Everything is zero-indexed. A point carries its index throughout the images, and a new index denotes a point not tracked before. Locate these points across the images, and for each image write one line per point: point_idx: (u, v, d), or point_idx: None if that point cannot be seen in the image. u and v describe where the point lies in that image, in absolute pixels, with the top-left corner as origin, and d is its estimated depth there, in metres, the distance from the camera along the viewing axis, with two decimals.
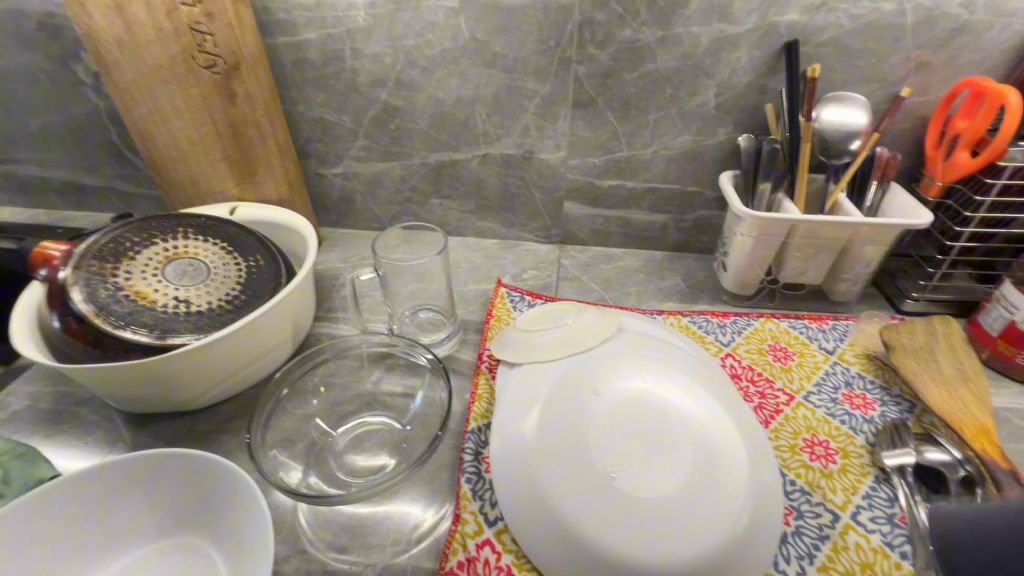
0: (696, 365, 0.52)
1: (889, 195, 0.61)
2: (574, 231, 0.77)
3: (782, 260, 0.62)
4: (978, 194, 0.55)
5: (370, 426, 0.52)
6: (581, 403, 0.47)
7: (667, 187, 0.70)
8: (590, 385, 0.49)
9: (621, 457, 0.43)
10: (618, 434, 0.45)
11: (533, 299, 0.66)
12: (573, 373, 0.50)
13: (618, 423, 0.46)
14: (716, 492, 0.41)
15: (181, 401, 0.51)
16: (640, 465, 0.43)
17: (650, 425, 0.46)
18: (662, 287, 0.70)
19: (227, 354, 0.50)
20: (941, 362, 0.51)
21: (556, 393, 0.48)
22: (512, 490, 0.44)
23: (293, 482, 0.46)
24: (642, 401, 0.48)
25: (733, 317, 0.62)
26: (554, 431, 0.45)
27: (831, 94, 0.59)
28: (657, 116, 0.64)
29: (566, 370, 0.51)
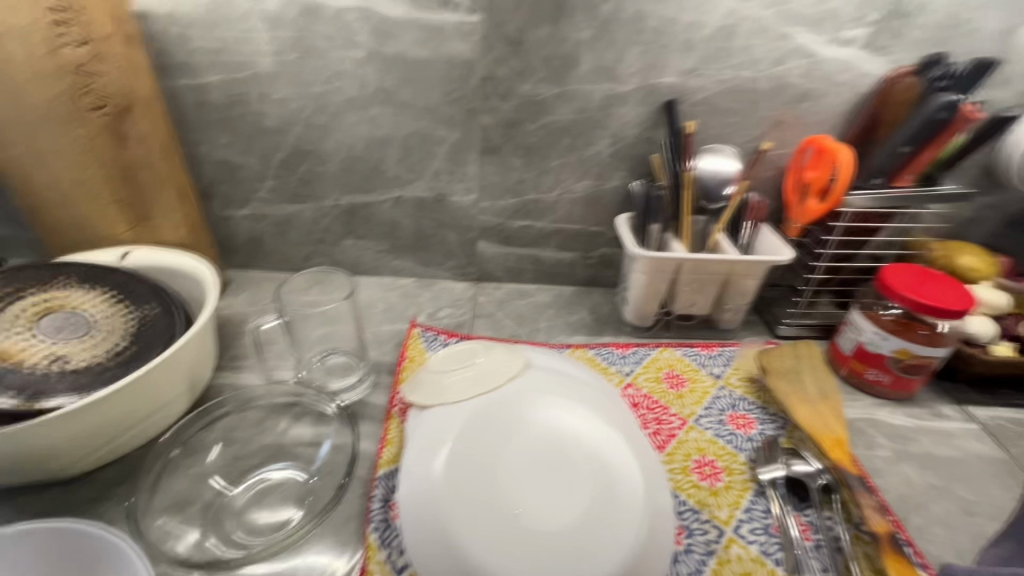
0: (598, 396, 0.55)
1: (760, 235, 0.69)
2: (488, 269, 0.80)
3: (674, 294, 0.68)
4: (826, 233, 0.64)
5: (272, 482, 0.50)
6: (489, 441, 0.49)
7: (572, 227, 0.75)
8: (497, 423, 0.51)
9: (526, 494, 0.45)
10: (525, 471, 0.47)
11: (448, 337, 0.67)
12: (481, 412, 0.51)
13: (524, 459, 0.48)
14: (614, 518, 0.44)
15: (58, 469, 0.47)
16: (545, 499, 0.45)
17: (555, 458, 0.48)
18: (572, 320, 0.74)
19: (111, 415, 0.46)
20: (806, 381, 0.58)
21: (465, 434, 0.49)
22: (419, 536, 0.44)
23: (184, 550, 0.44)
24: (548, 435, 0.50)
25: (634, 348, 0.68)
26: (462, 472, 0.46)
27: (705, 147, 0.67)
28: (559, 163, 0.69)
29: (475, 409, 0.52)
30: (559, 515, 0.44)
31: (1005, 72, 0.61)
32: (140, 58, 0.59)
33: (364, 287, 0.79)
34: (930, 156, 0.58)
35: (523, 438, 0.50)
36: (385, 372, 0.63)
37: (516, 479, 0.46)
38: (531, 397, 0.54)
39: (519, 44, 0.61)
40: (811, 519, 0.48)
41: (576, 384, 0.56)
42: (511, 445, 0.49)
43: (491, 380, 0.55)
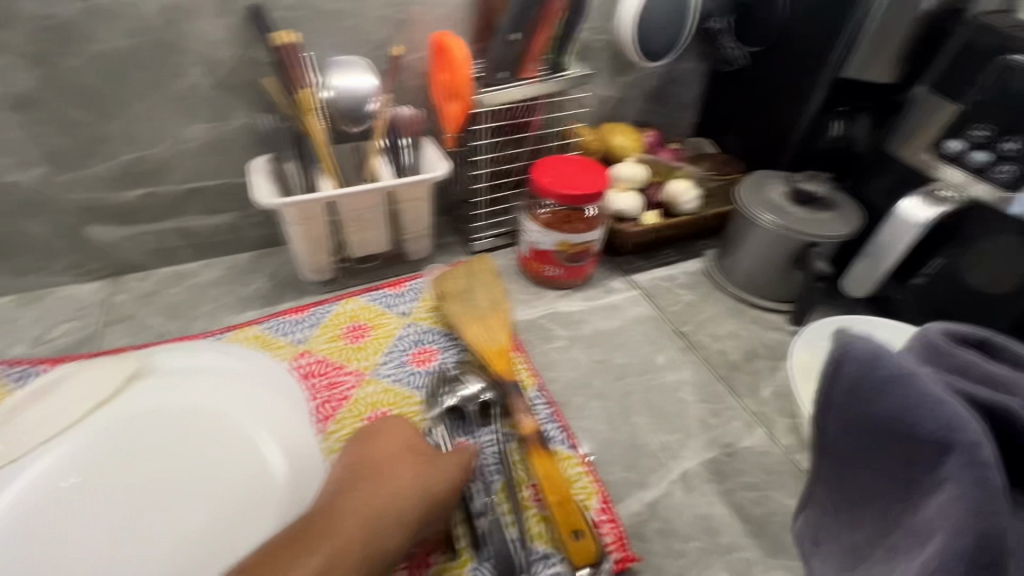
0: (238, 385, 0.49)
1: (422, 151, 0.63)
2: (123, 258, 0.63)
3: (344, 237, 0.61)
4: (476, 138, 0.62)
5: None
6: (83, 491, 0.41)
7: (211, 184, 0.61)
8: (97, 464, 0.42)
9: (130, 537, 0.39)
10: (133, 509, 0.40)
11: (51, 364, 0.51)
12: (72, 459, 0.42)
13: (131, 496, 0.41)
14: (245, 520, 0.41)
15: None
16: (157, 533, 0.39)
17: (172, 480, 0.42)
18: (245, 294, 0.63)
19: None
20: (477, 297, 0.57)
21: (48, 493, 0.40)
22: None
23: None
24: (168, 455, 0.43)
25: (311, 309, 0.59)
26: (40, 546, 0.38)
27: (328, 59, 0.57)
28: (147, 106, 0.54)
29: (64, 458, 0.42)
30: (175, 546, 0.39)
31: None
32: None
33: None
34: (541, 41, 0.57)
35: (133, 470, 0.42)
36: None
37: (119, 524, 0.40)
38: (148, 416, 0.45)
39: None
40: (476, 440, 0.47)
41: (213, 378, 0.49)
42: (115, 485, 0.41)
43: (84, 413, 0.45)
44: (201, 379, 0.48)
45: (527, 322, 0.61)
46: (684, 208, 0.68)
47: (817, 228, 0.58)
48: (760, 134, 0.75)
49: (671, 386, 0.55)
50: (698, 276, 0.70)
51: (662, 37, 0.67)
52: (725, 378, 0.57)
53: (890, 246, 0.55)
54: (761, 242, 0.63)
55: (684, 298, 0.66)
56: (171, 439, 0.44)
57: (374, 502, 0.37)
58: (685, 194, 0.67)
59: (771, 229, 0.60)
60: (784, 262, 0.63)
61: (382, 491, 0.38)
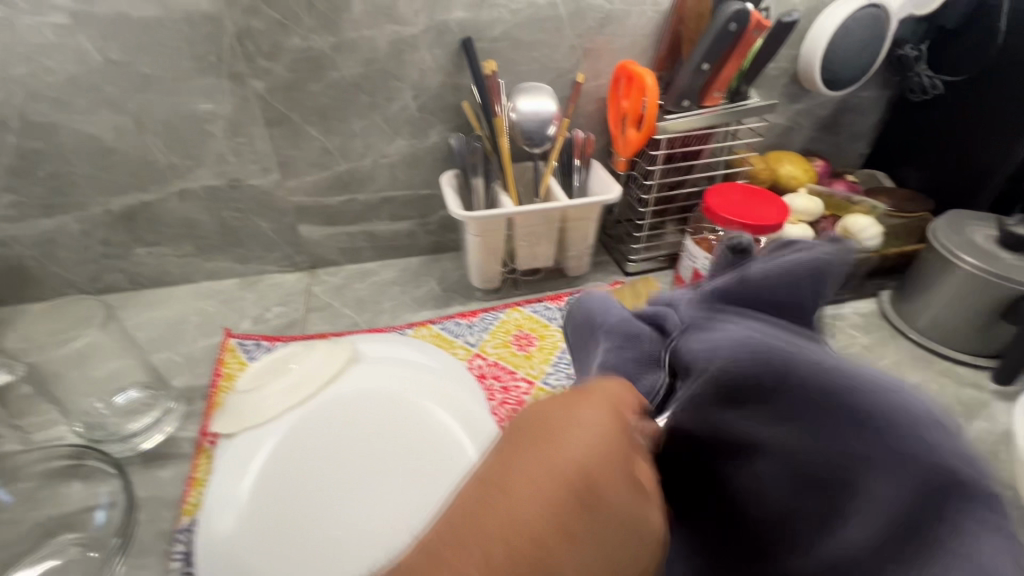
0: (428, 380, 0.52)
1: (591, 174, 0.66)
2: (320, 254, 0.72)
3: (515, 251, 0.65)
4: (651, 163, 0.63)
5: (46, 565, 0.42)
6: (308, 459, 0.45)
7: (400, 195, 0.68)
8: (315, 437, 0.46)
9: (344, 507, 0.42)
10: (345, 481, 0.44)
11: (271, 342, 0.59)
12: (297, 429, 0.47)
13: (346, 469, 0.44)
14: None
15: None
16: (366, 504, 0.42)
17: (380, 460, 0.45)
18: (418, 295, 0.69)
19: None
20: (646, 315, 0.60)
21: (276, 458, 0.45)
22: None
23: None
24: (373, 437, 0.47)
25: (481, 314, 0.64)
26: (274, 506, 0.42)
27: (519, 86, 0.61)
28: (364, 125, 0.61)
29: (291, 427, 0.47)
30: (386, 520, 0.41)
31: None
32: None
33: (175, 300, 0.68)
34: (730, 70, 0.57)
35: (345, 444, 0.46)
36: (198, 399, 0.55)
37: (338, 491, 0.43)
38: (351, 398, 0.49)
39: None
40: None
41: (403, 370, 0.53)
42: (332, 459, 0.45)
43: (304, 388, 0.49)
44: (395, 371, 0.52)
45: None
46: (865, 245, 0.64)
47: None
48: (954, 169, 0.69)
49: None
50: (872, 318, 0.66)
51: (853, 66, 0.64)
52: None
53: None
54: (957, 290, 0.57)
55: (858, 340, 0.63)
56: (376, 423, 0.48)
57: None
58: (866, 230, 0.63)
59: (975, 271, 0.55)
60: (987, 314, 0.57)
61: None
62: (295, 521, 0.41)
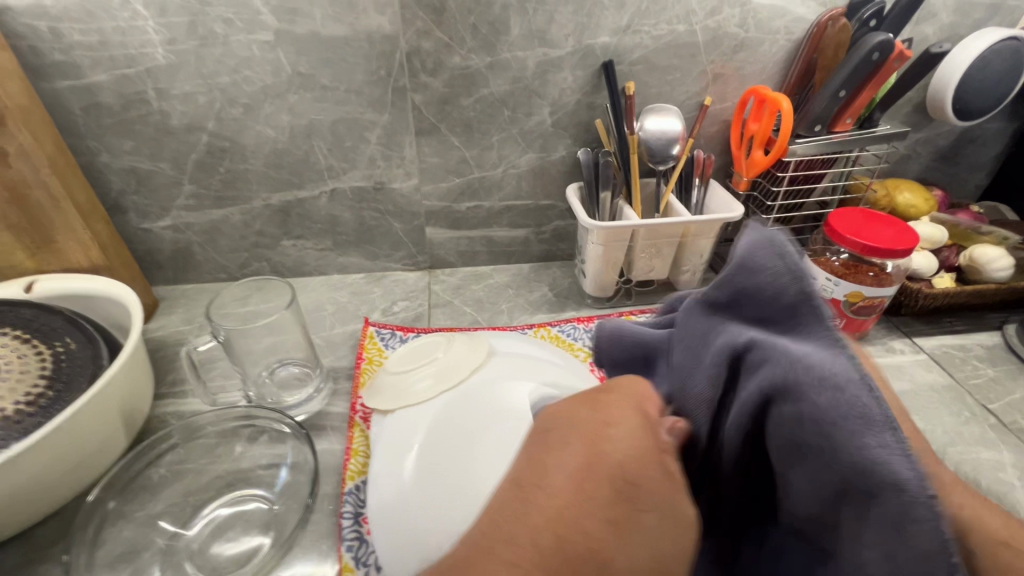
0: (565, 377, 0.54)
1: (710, 193, 0.68)
2: (440, 255, 0.77)
3: (632, 262, 0.67)
4: (774, 185, 0.65)
5: (234, 513, 0.47)
6: (461, 439, 0.47)
7: (521, 204, 0.73)
8: (462, 417, 0.48)
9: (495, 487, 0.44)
10: None
11: (404, 332, 0.64)
12: (450, 412, 0.49)
13: None
14: None
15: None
16: None
17: None
18: (532, 299, 0.73)
19: (43, 462, 0.41)
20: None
21: (433, 434, 0.47)
22: (392, 550, 0.42)
23: None
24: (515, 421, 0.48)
25: (597, 320, 0.66)
26: (432, 480, 0.45)
27: (649, 106, 0.65)
28: (501, 137, 0.66)
29: (443, 409, 0.49)
30: None
31: (930, 6, 0.61)
32: (4, 58, 0.51)
33: (310, 289, 0.74)
34: (865, 98, 0.58)
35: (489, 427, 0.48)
36: (343, 379, 0.60)
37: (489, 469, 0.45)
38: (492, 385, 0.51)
39: (442, 12, 0.56)
40: None
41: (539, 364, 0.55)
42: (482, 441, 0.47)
43: (453, 375, 0.52)
44: (535, 365, 0.54)
45: None
46: (994, 276, 0.63)
47: None
48: None
49: (989, 464, 0.52)
50: (998, 351, 0.64)
51: (984, 98, 0.64)
52: None
53: None
54: None
55: (985, 372, 0.61)
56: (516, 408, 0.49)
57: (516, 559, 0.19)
58: (995, 261, 0.62)
59: None
60: None
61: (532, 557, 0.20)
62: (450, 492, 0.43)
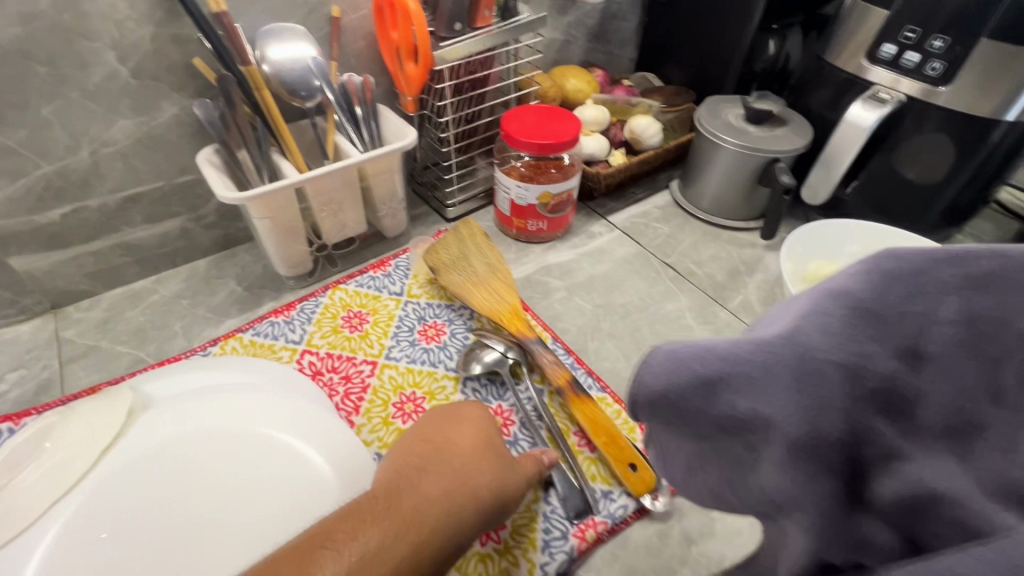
0: (270, 392, 0.45)
1: (381, 122, 0.60)
2: (59, 287, 0.55)
3: (317, 225, 0.57)
4: (439, 100, 0.59)
5: None
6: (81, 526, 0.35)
7: (150, 189, 0.54)
8: (147, 502, 0.36)
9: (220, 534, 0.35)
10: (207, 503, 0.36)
11: (14, 422, 0.45)
12: (97, 498, 0.36)
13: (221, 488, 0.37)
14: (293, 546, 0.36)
15: None
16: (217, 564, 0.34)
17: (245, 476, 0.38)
18: (215, 303, 0.57)
19: None
20: (474, 263, 0.56)
21: (87, 544, 0.34)
22: None
23: None
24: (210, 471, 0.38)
25: (299, 305, 0.56)
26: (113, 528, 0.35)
27: (263, 30, 0.52)
28: (57, 107, 0.46)
29: (80, 506, 0.35)
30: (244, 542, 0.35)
31: None
32: None
33: None
34: None
35: (163, 512, 0.36)
36: None
37: (182, 553, 0.34)
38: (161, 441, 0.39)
39: None
40: (512, 401, 0.48)
41: (224, 395, 0.43)
42: (143, 536, 0.34)
43: (95, 453, 0.38)
44: (219, 395, 0.43)
45: (524, 279, 0.62)
46: (649, 143, 0.69)
47: (773, 143, 0.62)
48: (700, 60, 0.77)
49: (673, 314, 0.58)
50: (669, 208, 0.73)
51: None
52: (719, 298, 0.61)
53: (841, 153, 0.61)
54: (725, 164, 0.66)
55: (662, 232, 0.70)
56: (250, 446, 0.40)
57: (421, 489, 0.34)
58: (647, 129, 0.68)
59: (736, 148, 0.63)
60: (750, 181, 0.66)
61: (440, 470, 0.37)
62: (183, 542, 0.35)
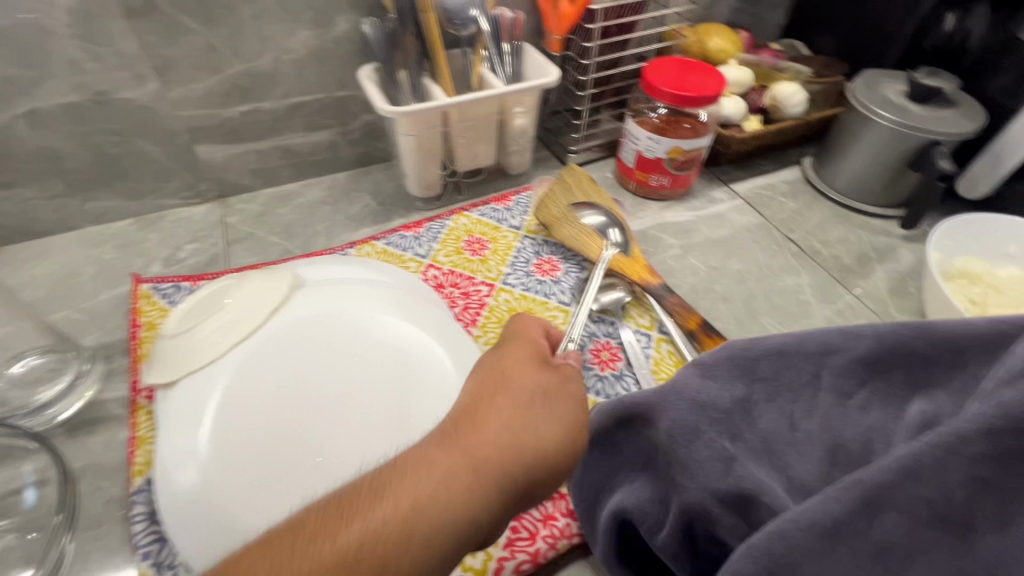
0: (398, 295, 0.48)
1: (524, 59, 0.61)
2: (227, 178, 0.62)
3: (452, 151, 0.60)
4: (586, 42, 0.60)
5: None
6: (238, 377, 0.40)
7: (312, 99, 0.60)
8: (269, 372, 0.40)
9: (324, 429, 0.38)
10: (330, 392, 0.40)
11: (193, 282, 0.52)
12: (256, 356, 0.41)
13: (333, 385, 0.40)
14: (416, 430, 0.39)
15: None
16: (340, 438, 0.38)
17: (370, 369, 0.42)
18: (353, 213, 0.63)
19: None
20: (583, 211, 0.57)
21: (237, 395, 0.39)
22: (190, 533, 0.34)
23: None
24: (337, 362, 0.41)
25: (427, 224, 0.60)
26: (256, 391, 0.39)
27: None
28: (255, 12, 0.51)
29: (245, 357, 0.41)
30: (364, 427, 0.38)
31: None
32: None
33: (57, 252, 0.57)
34: None
35: (279, 407, 0.38)
36: (119, 355, 0.48)
37: (290, 444, 0.37)
38: (291, 330, 0.43)
39: None
40: (620, 340, 0.50)
41: (358, 290, 0.47)
42: (255, 413, 0.38)
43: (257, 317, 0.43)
44: (350, 289, 0.47)
45: (639, 232, 0.62)
46: (791, 112, 0.66)
47: (938, 123, 0.57)
48: (860, 30, 0.72)
49: (792, 288, 0.57)
50: (798, 185, 0.70)
51: None
52: (843, 280, 0.58)
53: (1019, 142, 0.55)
54: (874, 142, 0.61)
55: (787, 207, 0.67)
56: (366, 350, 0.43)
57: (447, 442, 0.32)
58: (791, 97, 0.65)
59: (892, 125, 0.58)
60: (899, 164, 0.61)
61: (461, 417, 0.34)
62: (296, 428, 0.38)
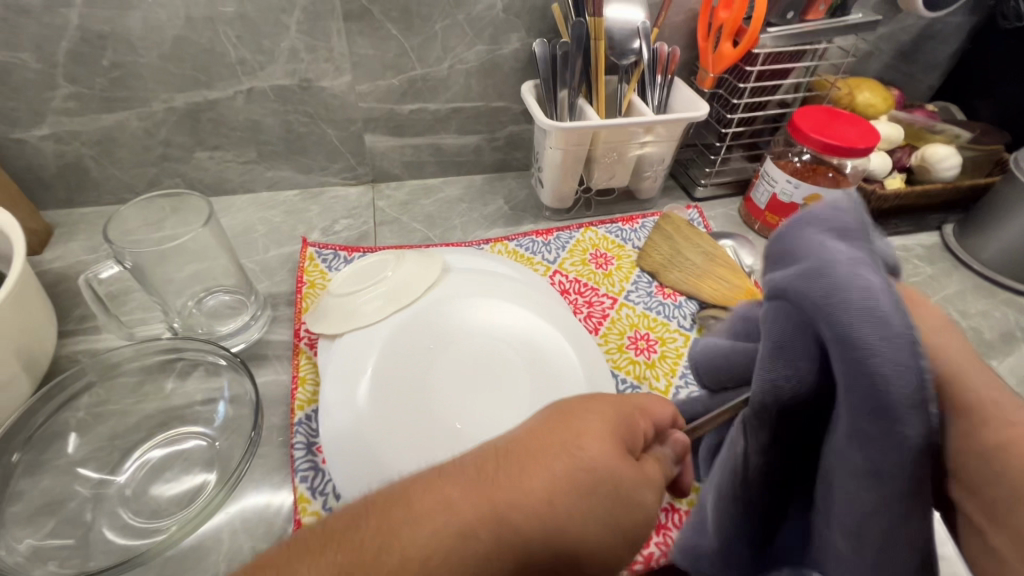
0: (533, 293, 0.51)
1: (672, 91, 0.63)
2: (383, 166, 0.69)
3: (591, 168, 0.63)
4: (740, 82, 0.62)
5: (158, 462, 0.41)
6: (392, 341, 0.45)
7: (471, 106, 0.65)
8: (412, 343, 0.45)
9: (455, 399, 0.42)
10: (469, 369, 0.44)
11: (349, 253, 0.59)
12: (410, 325, 0.46)
13: (465, 364, 0.44)
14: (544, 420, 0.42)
15: None
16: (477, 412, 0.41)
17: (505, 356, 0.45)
18: (487, 213, 0.68)
19: None
20: (689, 256, 0.58)
21: (389, 357, 0.44)
22: (343, 467, 0.39)
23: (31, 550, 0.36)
24: (476, 345, 0.46)
25: (556, 233, 0.63)
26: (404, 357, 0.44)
27: None
28: (446, 25, 0.58)
29: (400, 325, 0.46)
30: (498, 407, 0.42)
31: None
32: None
33: (237, 209, 0.66)
34: None
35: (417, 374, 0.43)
36: (283, 305, 0.54)
37: (424, 407, 0.41)
38: (438, 306, 0.48)
39: None
40: None
41: (499, 282, 0.51)
42: (396, 377, 0.42)
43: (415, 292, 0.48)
44: (494, 280, 0.51)
45: None
46: (942, 175, 0.64)
47: None
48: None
49: None
50: (936, 250, 0.67)
51: None
52: (983, 355, 0.55)
53: None
54: None
55: (923, 271, 0.64)
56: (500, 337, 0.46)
57: (514, 509, 0.24)
58: (944, 160, 0.63)
59: None
60: None
61: (538, 467, 0.25)
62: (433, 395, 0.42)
